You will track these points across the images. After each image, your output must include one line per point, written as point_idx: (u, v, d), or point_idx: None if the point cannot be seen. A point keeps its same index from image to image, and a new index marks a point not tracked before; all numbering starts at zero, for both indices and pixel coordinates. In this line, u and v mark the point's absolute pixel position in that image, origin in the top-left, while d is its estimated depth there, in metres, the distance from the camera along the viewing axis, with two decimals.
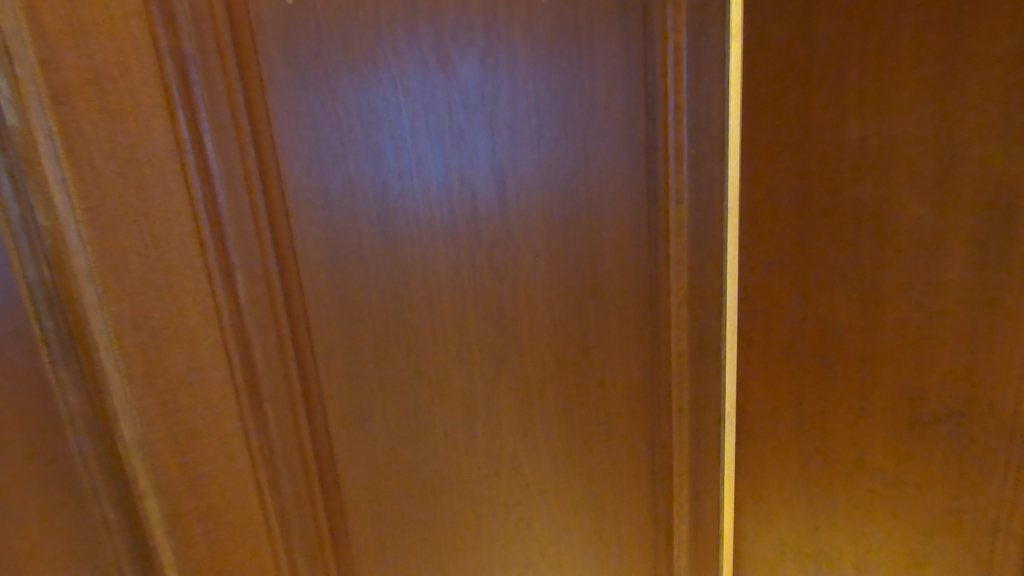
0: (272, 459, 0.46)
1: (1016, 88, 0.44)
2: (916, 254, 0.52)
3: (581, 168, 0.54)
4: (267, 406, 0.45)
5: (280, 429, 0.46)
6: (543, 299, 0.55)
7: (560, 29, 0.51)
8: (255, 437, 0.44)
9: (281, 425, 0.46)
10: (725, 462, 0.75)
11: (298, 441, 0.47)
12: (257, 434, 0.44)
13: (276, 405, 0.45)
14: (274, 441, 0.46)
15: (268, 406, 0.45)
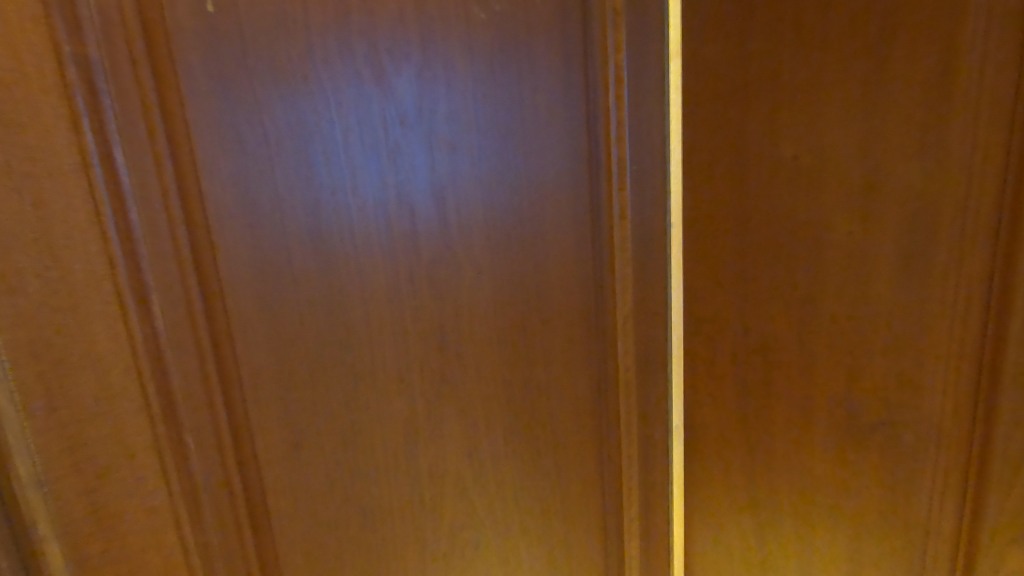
0: (195, 488, 0.42)
1: (933, 112, 0.46)
2: (845, 268, 0.54)
3: (523, 184, 0.54)
4: (187, 435, 0.42)
5: (202, 457, 0.43)
6: (485, 315, 0.54)
7: (499, 46, 0.50)
8: (174, 469, 0.41)
9: (204, 452, 0.43)
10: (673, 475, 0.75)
11: (223, 468, 0.44)
12: (176, 466, 0.41)
13: (198, 433, 0.42)
14: (196, 471, 0.42)
15: (188, 436, 0.42)
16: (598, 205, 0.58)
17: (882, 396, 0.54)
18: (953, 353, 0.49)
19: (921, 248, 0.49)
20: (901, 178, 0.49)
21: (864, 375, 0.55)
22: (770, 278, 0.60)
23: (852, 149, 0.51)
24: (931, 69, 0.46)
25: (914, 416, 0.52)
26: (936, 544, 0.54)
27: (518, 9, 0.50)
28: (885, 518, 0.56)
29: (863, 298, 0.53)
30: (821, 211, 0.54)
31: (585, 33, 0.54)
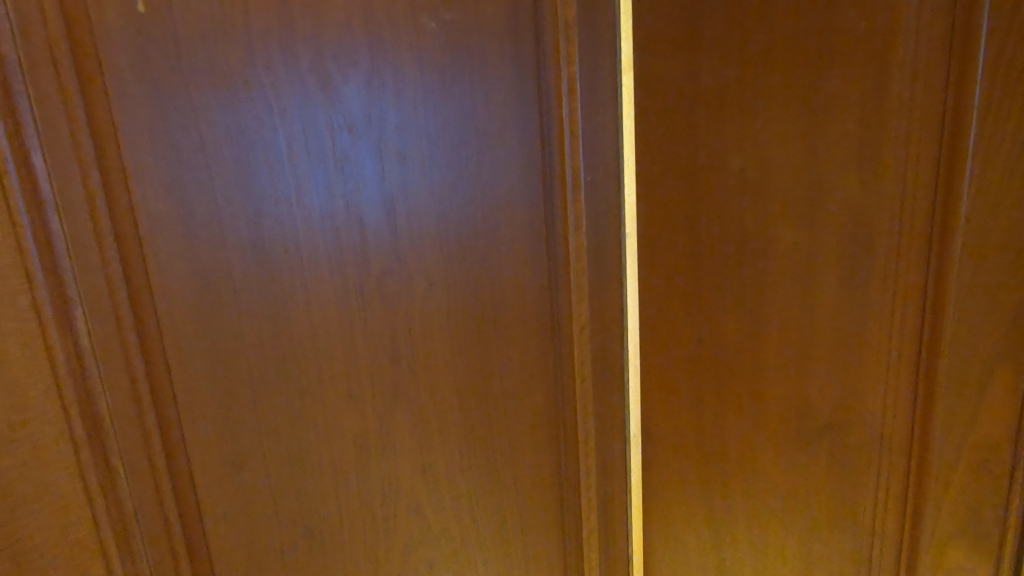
0: (123, 512, 0.40)
1: (870, 127, 0.48)
2: (792, 276, 0.55)
3: (477, 194, 0.53)
4: (115, 457, 0.39)
5: (133, 480, 0.40)
6: (438, 326, 0.53)
7: (451, 55, 0.50)
8: (101, 489, 0.39)
9: (135, 475, 0.40)
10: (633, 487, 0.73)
11: (155, 493, 0.41)
12: (102, 486, 0.39)
13: (129, 456, 0.40)
14: (124, 494, 0.40)
15: (116, 457, 0.39)
16: (553, 215, 0.58)
17: (828, 402, 0.55)
18: (891, 357, 0.51)
19: (862, 257, 0.51)
20: (842, 189, 0.50)
21: (813, 381, 0.56)
22: (722, 288, 0.60)
23: (796, 160, 0.52)
24: (865, 87, 0.48)
25: (859, 417, 0.54)
26: (881, 541, 0.55)
27: (469, 19, 0.50)
28: (833, 520, 0.58)
29: (810, 304, 0.54)
30: (768, 221, 0.55)
31: (538, 45, 0.54)
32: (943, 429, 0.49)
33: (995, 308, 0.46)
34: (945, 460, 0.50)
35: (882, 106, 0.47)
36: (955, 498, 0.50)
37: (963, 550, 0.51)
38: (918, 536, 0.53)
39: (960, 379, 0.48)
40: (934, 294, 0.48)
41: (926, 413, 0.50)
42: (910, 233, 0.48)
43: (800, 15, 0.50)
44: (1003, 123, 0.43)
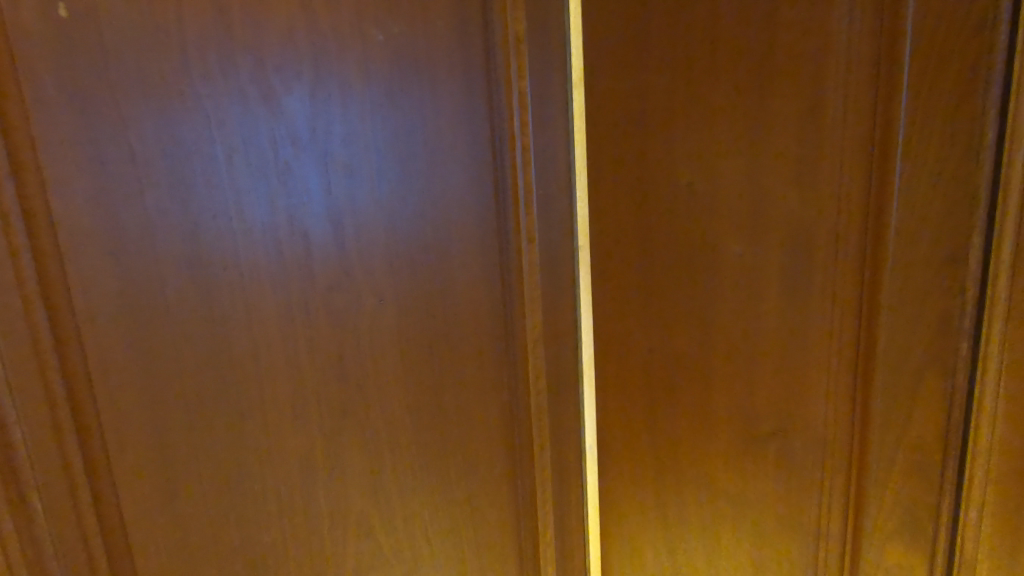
0: (39, 540, 0.38)
1: (804, 144, 0.51)
2: (738, 286, 0.56)
3: (428, 208, 0.52)
4: (31, 482, 0.37)
5: (50, 505, 0.38)
6: (388, 342, 0.52)
7: (400, 69, 0.49)
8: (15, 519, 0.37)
9: (52, 500, 0.38)
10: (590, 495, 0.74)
11: (76, 517, 0.39)
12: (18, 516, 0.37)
13: (47, 480, 0.38)
14: (40, 521, 0.38)
15: (32, 483, 0.37)
16: (505, 228, 0.58)
17: (773, 410, 0.57)
18: (832, 366, 0.53)
19: (801, 267, 0.53)
20: (781, 203, 0.53)
21: (758, 389, 0.57)
22: (673, 299, 0.61)
23: (738, 176, 0.54)
24: (801, 106, 0.50)
25: (802, 420, 0.56)
26: (826, 541, 0.57)
27: (418, 32, 0.50)
28: (781, 524, 0.59)
29: (751, 312, 0.56)
30: (714, 232, 0.57)
31: (488, 59, 0.54)
32: (881, 434, 0.51)
33: (924, 317, 0.48)
34: (883, 463, 0.52)
35: (815, 125, 0.50)
36: (894, 497, 0.52)
37: (903, 550, 0.53)
38: (860, 539, 0.55)
39: (894, 383, 0.50)
40: (868, 304, 0.50)
41: (864, 416, 0.52)
42: (847, 247, 0.50)
43: (738, 39, 0.52)
44: (927, 141, 0.45)
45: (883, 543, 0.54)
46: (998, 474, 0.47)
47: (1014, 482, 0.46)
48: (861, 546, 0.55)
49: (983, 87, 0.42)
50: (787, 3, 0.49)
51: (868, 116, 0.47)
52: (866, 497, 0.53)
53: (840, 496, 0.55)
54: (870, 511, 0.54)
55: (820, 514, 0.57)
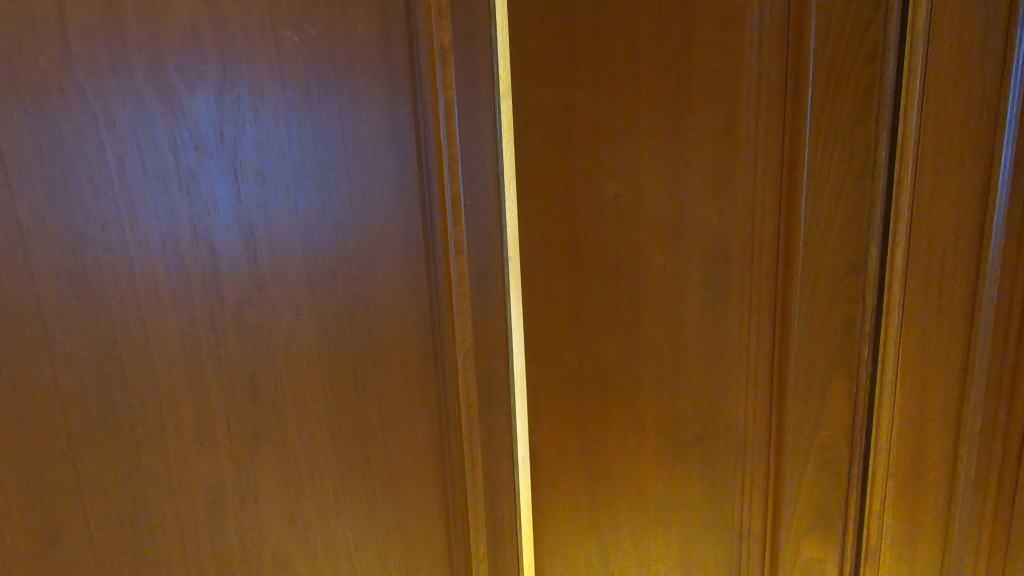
0: None
1: (721, 159, 0.53)
2: (662, 294, 0.58)
3: (349, 218, 0.50)
4: None
5: None
6: (307, 359, 0.49)
7: (316, 72, 0.47)
8: None
9: None
10: (523, 507, 0.73)
11: None
12: None
13: None
14: None
15: None
16: (433, 239, 0.56)
17: (695, 414, 0.59)
18: (748, 371, 0.55)
19: (721, 276, 0.55)
20: (703, 215, 0.54)
21: (682, 395, 0.59)
22: (602, 307, 0.61)
23: (659, 188, 0.56)
24: (718, 124, 0.52)
25: (725, 424, 0.57)
26: (749, 539, 0.59)
27: (337, 36, 0.48)
28: (707, 525, 0.61)
29: (675, 320, 0.58)
30: (640, 243, 0.58)
31: (413, 66, 0.53)
32: (794, 433, 0.54)
33: (829, 322, 0.51)
34: (796, 463, 0.55)
35: (731, 142, 0.52)
36: (809, 492, 0.55)
37: (817, 543, 0.56)
38: (778, 535, 0.57)
39: (805, 386, 0.53)
40: (782, 310, 0.53)
41: (779, 417, 0.55)
42: (761, 257, 0.53)
43: (659, 57, 0.54)
44: (829, 159, 0.48)
45: (799, 536, 0.57)
46: (896, 466, 0.51)
47: (910, 472, 0.50)
48: (779, 542, 0.57)
49: (877, 112, 0.46)
50: (703, 25, 0.51)
51: (777, 135, 0.50)
52: (783, 494, 0.56)
53: (761, 496, 0.57)
54: (787, 507, 0.56)
55: (743, 514, 0.58)
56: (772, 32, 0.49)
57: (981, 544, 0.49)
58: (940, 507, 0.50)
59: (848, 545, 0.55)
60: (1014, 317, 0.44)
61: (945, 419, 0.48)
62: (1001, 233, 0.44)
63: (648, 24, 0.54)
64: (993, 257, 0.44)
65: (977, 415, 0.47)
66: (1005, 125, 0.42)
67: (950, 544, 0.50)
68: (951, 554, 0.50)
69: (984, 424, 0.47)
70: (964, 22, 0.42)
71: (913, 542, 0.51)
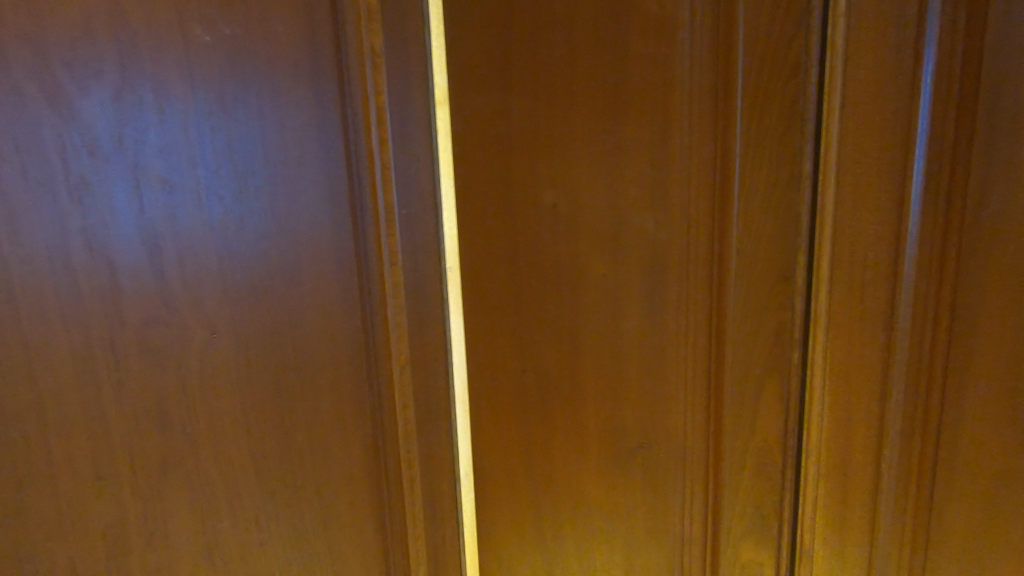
0: None
1: (658, 169, 0.53)
2: (604, 303, 0.57)
3: (271, 229, 0.47)
4: None
5: None
6: (225, 380, 0.46)
7: (232, 73, 0.44)
8: None
9: None
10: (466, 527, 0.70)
11: None
12: None
13: None
14: None
15: None
16: (365, 249, 0.53)
17: (637, 423, 0.58)
18: (687, 379, 0.56)
19: (659, 284, 0.55)
20: (641, 222, 0.54)
21: (624, 403, 0.59)
22: (544, 317, 0.60)
23: (597, 196, 0.56)
24: (654, 134, 0.52)
25: (665, 431, 0.57)
26: (691, 542, 0.59)
27: (256, 36, 0.45)
28: (650, 532, 0.60)
29: (616, 327, 0.57)
30: (580, 251, 0.57)
31: (341, 70, 0.50)
32: (731, 436, 0.55)
33: (761, 328, 0.53)
34: (734, 466, 0.56)
35: (667, 151, 0.52)
36: (746, 493, 0.56)
37: (754, 542, 0.57)
38: (718, 539, 0.58)
39: (740, 389, 0.54)
40: (717, 317, 0.53)
41: (718, 421, 0.55)
42: (695, 266, 0.53)
43: (598, 67, 0.53)
44: (758, 169, 0.50)
45: (738, 537, 0.57)
46: (825, 465, 0.53)
47: (839, 472, 0.52)
48: (719, 544, 0.58)
49: (800, 125, 0.49)
50: (638, 37, 0.51)
51: (710, 146, 0.51)
52: (722, 496, 0.57)
53: (701, 499, 0.58)
54: (727, 509, 0.57)
55: (684, 518, 0.59)
56: (704, 44, 0.49)
57: (906, 540, 0.51)
58: (867, 504, 0.51)
59: (784, 541, 0.56)
60: (929, 321, 0.47)
61: (869, 420, 0.50)
62: (915, 242, 0.46)
63: (584, 33, 0.53)
64: (908, 265, 0.46)
65: (898, 417, 0.49)
66: (915, 139, 0.44)
67: (876, 543, 0.52)
68: (878, 552, 0.52)
69: (906, 427, 0.49)
70: (878, 42, 0.44)
71: (842, 538, 0.53)
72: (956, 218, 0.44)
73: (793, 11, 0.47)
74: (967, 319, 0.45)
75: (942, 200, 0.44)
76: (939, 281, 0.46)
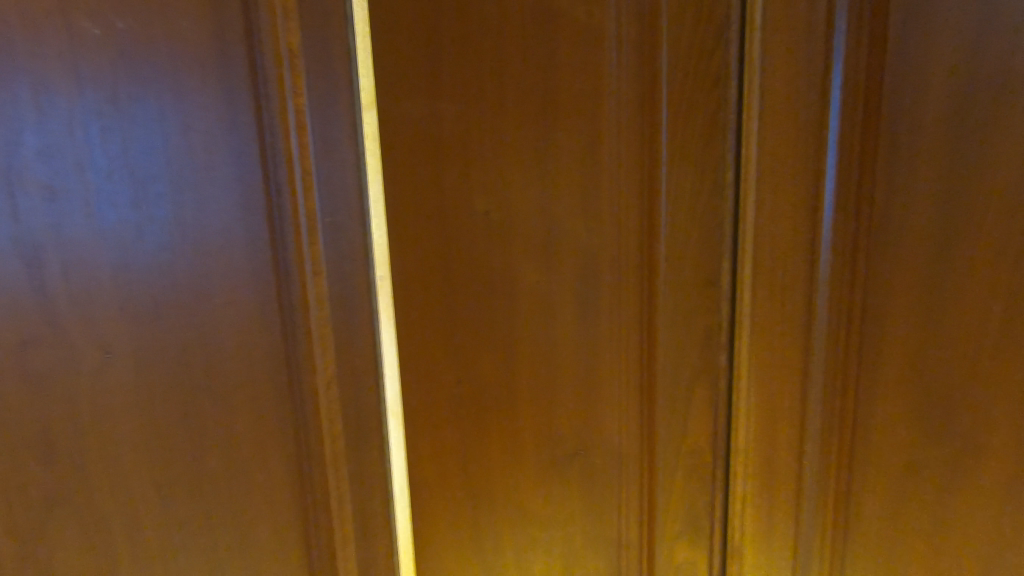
0: None
1: (590, 177, 0.53)
2: (538, 310, 0.56)
3: (174, 238, 0.44)
4: None
5: None
6: (123, 404, 0.43)
7: (126, 71, 0.41)
8: None
9: None
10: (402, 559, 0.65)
11: None
12: None
13: None
14: None
15: None
16: (284, 259, 0.51)
17: (574, 431, 0.58)
18: (620, 384, 0.56)
19: (591, 290, 0.55)
20: (572, 229, 0.54)
21: (559, 411, 0.58)
22: (479, 327, 0.58)
23: (532, 204, 0.55)
24: (585, 141, 0.53)
25: (599, 434, 0.57)
26: (627, 543, 0.60)
27: (156, 31, 0.42)
28: (588, 537, 0.60)
29: (553, 334, 0.57)
30: (515, 259, 0.56)
31: (256, 71, 0.47)
32: (663, 438, 0.56)
33: (692, 331, 0.54)
34: (668, 467, 0.57)
35: (597, 159, 0.53)
36: (681, 490, 0.57)
37: (689, 538, 0.59)
38: (654, 537, 0.59)
39: (671, 392, 0.55)
40: (648, 322, 0.55)
41: (650, 423, 0.56)
42: (627, 274, 0.54)
43: (529, 73, 0.53)
44: (684, 177, 0.52)
45: (675, 532, 0.59)
46: (751, 463, 0.55)
47: (766, 470, 0.54)
48: (656, 541, 0.59)
49: (722, 135, 0.51)
50: (567, 45, 0.51)
51: (639, 153, 0.52)
52: (656, 494, 0.58)
53: (636, 499, 0.58)
54: (664, 505, 0.58)
55: (621, 519, 0.59)
56: (630, 55, 0.50)
57: (828, 529, 0.54)
58: (793, 498, 0.54)
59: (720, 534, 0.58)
60: (845, 325, 0.50)
61: (793, 419, 0.53)
62: (828, 248, 0.49)
63: (516, 39, 0.52)
64: (823, 272, 0.49)
65: (818, 414, 0.52)
66: (826, 151, 0.47)
67: (799, 536, 0.54)
68: (802, 546, 0.54)
69: (826, 424, 0.52)
70: (791, 60, 0.47)
71: (771, 532, 0.55)
72: (865, 225, 0.48)
73: (713, 29, 0.49)
74: (875, 320, 0.49)
75: (852, 208, 0.48)
76: (852, 287, 0.49)
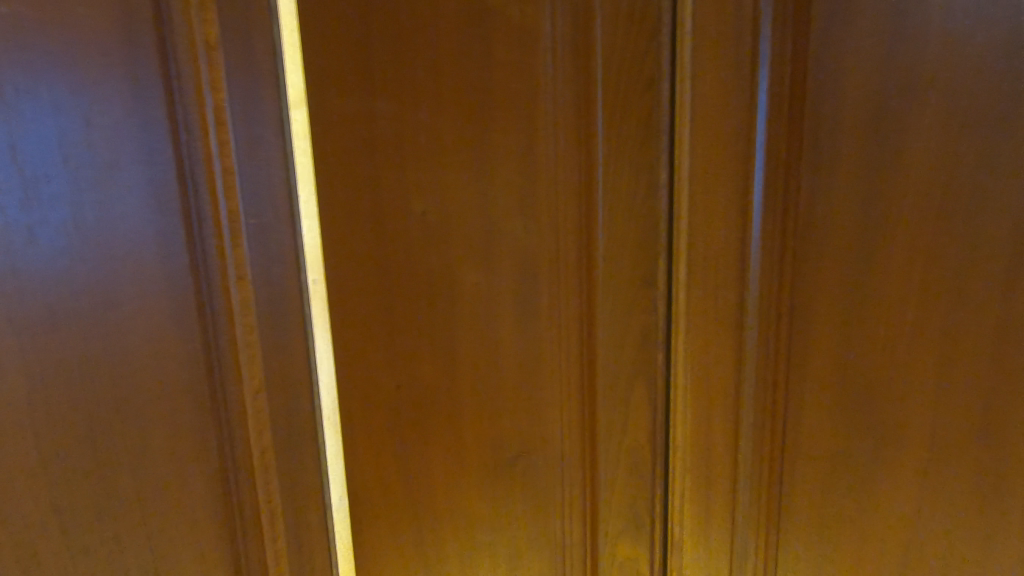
0: None
1: (527, 176, 0.53)
2: (479, 311, 0.56)
3: (74, 242, 0.40)
4: None
5: None
6: (17, 427, 0.38)
7: (14, 58, 0.36)
8: None
9: None
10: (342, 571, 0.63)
11: None
12: None
13: None
14: None
15: None
16: (204, 263, 0.48)
17: (516, 431, 0.57)
18: (561, 383, 0.56)
19: (531, 290, 0.55)
20: (511, 229, 0.54)
21: (502, 412, 0.57)
22: (417, 329, 0.57)
23: (470, 203, 0.54)
24: (521, 140, 0.52)
25: (542, 434, 0.57)
26: (572, 541, 0.60)
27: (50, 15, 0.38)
28: (534, 538, 0.60)
29: (494, 334, 0.56)
30: (454, 258, 0.55)
31: (168, 63, 0.44)
32: (604, 434, 0.57)
33: (629, 328, 0.55)
34: (609, 463, 0.58)
35: (534, 158, 0.52)
36: (622, 485, 0.58)
37: (632, 533, 0.59)
38: (598, 533, 0.59)
39: (611, 389, 0.56)
40: (587, 320, 0.55)
41: (591, 420, 0.57)
42: (566, 273, 0.54)
43: (464, 71, 0.52)
44: (619, 177, 0.52)
45: (617, 527, 0.59)
46: (688, 457, 0.56)
47: (702, 463, 0.55)
48: (600, 537, 0.59)
49: (656, 137, 0.52)
50: (501, 44, 0.51)
51: (574, 153, 0.52)
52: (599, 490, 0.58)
53: (579, 496, 0.58)
54: (606, 500, 0.58)
55: (565, 517, 0.59)
56: (564, 55, 0.50)
57: (763, 518, 0.55)
58: (728, 489, 0.55)
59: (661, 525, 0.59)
60: (773, 320, 0.51)
61: (727, 413, 0.54)
62: (758, 246, 0.50)
63: (450, 35, 0.51)
64: (753, 269, 0.50)
65: (750, 407, 0.53)
66: (753, 152, 0.49)
67: (736, 526, 0.56)
68: (738, 536, 0.56)
69: (757, 417, 0.53)
70: (718, 64, 0.48)
71: (709, 524, 0.56)
72: (791, 222, 0.49)
73: (644, 32, 0.50)
74: (803, 314, 0.50)
75: (779, 207, 0.49)
76: (780, 283, 0.50)
